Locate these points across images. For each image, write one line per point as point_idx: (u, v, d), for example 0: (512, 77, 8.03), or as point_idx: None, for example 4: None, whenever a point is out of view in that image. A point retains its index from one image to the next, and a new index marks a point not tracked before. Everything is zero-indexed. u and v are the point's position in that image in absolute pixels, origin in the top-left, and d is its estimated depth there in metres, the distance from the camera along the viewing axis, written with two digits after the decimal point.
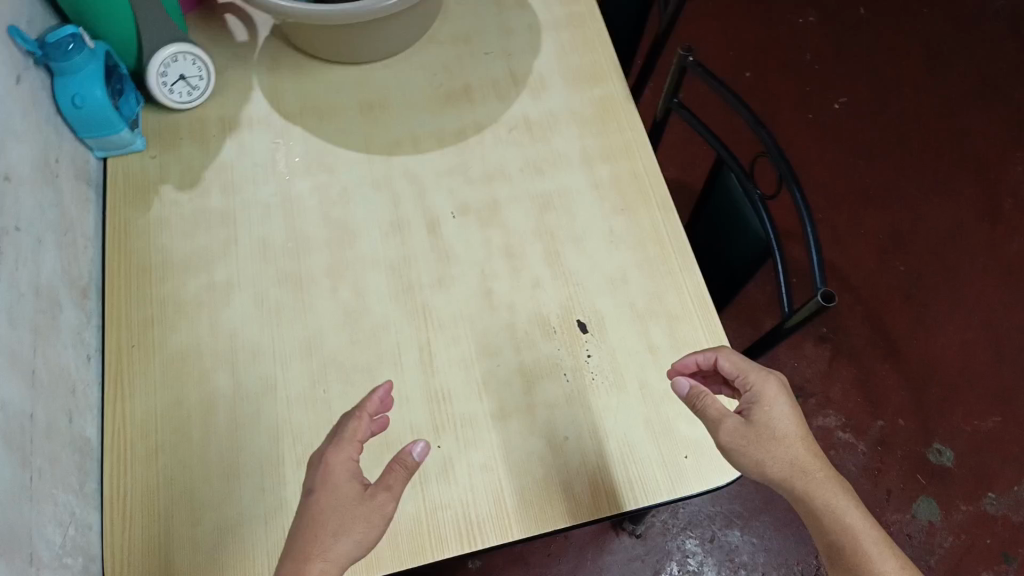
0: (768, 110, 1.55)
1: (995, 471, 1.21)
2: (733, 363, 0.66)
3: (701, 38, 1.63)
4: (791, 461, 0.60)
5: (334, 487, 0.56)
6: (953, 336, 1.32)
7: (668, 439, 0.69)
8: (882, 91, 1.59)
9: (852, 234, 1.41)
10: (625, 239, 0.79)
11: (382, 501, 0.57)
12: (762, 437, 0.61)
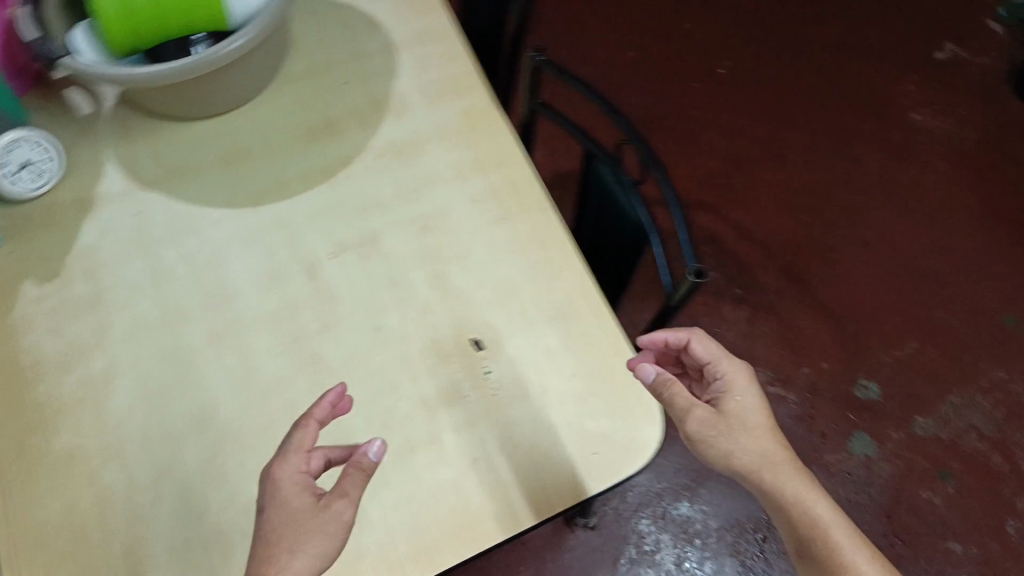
0: (653, 75, 1.53)
1: (920, 394, 1.24)
2: (703, 348, 0.72)
3: (577, 10, 1.59)
4: (761, 451, 0.67)
5: (283, 502, 0.60)
6: (863, 271, 1.34)
7: (576, 440, 0.71)
8: (761, 37, 1.58)
9: (751, 189, 1.41)
10: (508, 248, 0.79)
11: (338, 509, 0.60)
12: (733, 428, 0.68)
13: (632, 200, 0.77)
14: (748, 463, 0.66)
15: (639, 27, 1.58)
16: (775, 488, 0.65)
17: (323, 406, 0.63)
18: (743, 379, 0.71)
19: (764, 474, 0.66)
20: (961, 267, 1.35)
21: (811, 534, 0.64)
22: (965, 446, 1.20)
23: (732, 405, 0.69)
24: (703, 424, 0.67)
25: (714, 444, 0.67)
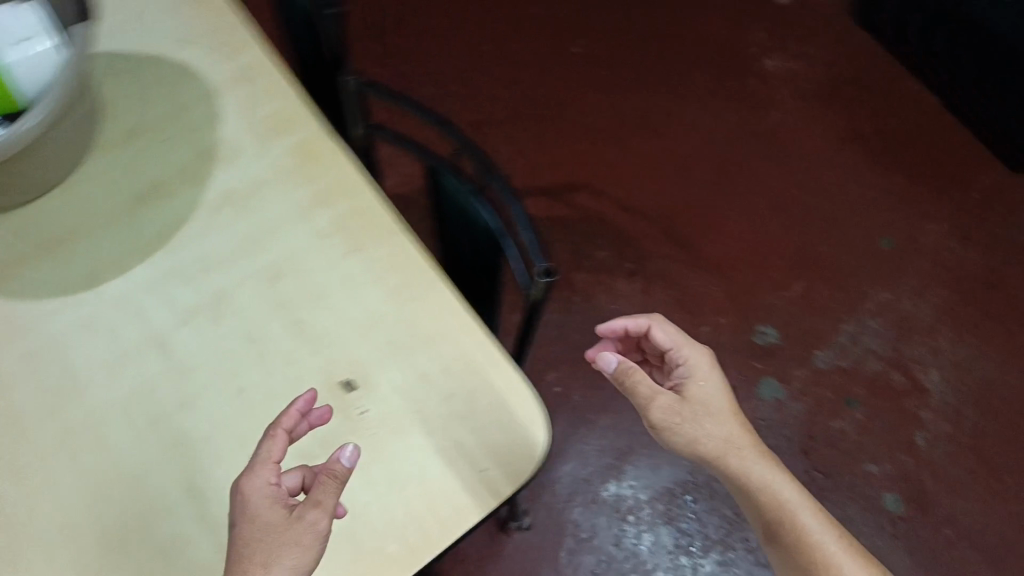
0: (510, 59, 1.49)
1: (816, 330, 1.27)
2: (664, 336, 0.78)
3: (420, 7, 1.54)
4: (723, 436, 0.75)
5: (254, 517, 0.60)
6: (744, 220, 1.35)
7: (462, 461, 0.70)
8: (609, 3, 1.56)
9: (624, 159, 1.40)
10: (364, 280, 0.77)
11: (313, 519, 0.60)
12: (694, 414, 0.76)
13: (480, 207, 0.75)
14: (710, 450, 0.74)
15: (485, 13, 1.54)
16: (738, 474, 0.74)
17: (292, 418, 0.63)
18: (702, 365, 0.78)
19: (726, 460, 0.75)
20: (834, 201, 1.37)
21: (776, 513, 0.73)
22: (865, 371, 1.24)
23: (693, 390, 0.77)
24: (665, 412, 0.75)
25: (680, 432, 0.75)
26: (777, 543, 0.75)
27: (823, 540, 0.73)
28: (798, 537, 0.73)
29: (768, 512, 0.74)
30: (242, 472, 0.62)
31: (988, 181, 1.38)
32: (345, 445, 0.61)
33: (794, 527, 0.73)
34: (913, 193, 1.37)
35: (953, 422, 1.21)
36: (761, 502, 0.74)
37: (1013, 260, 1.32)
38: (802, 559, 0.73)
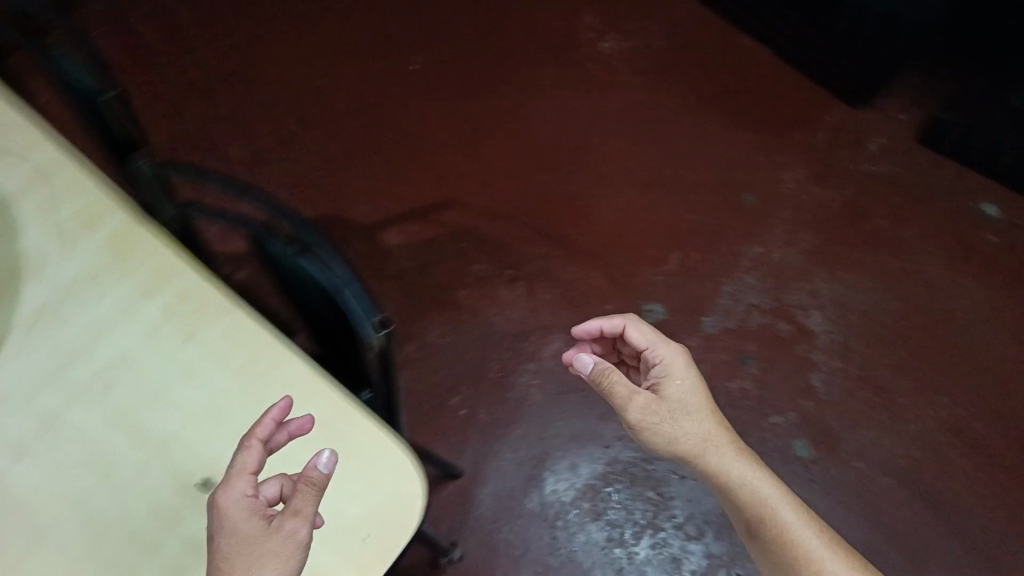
0: (349, 86, 1.45)
1: (699, 296, 1.29)
2: (639, 335, 0.81)
3: (245, 50, 1.48)
4: (701, 434, 0.75)
5: (230, 532, 0.55)
6: (611, 203, 1.36)
7: (344, 535, 0.61)
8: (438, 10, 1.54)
9: (483, 166, 1.39)
10: (205, 365, 0.66)
11: (293, 529, 0.55)
12: (671, 412, 0.77)
13: (322, 266, 0.68)
14: (687, 447, 0.75)
15: (315, 45, 1.49)
16: (720, 470, 0.74)
17: (267, 423, 0.58)
18: (680, 363, 0.79)
19: (705, 457, 0.75)
20: (693, 166, 1.38)
21: (760, 508, 0.71)
22: (752, 325, 1.26)
23: (671, 385, 0.78)
24: (643, 412, 0.77)
25: (656, 429, 0.76)
26: (760, 543, 0.71)
27: (807, 540, 0.69)
28: (784, 532, 0.70)
29: (749, 508, 0.72)
30: (219, 484, 0.57)
31: (834, 115, 1.41)
32: (324, 449, 0.56)
33: (779, 519, 0.70)
34: (767, 143, 1.39)
35: (844, 356, 1.24)
36: (745, 496, 0.72)
37: (871, 186, 1.35)
38: (788, 557, 0.69)
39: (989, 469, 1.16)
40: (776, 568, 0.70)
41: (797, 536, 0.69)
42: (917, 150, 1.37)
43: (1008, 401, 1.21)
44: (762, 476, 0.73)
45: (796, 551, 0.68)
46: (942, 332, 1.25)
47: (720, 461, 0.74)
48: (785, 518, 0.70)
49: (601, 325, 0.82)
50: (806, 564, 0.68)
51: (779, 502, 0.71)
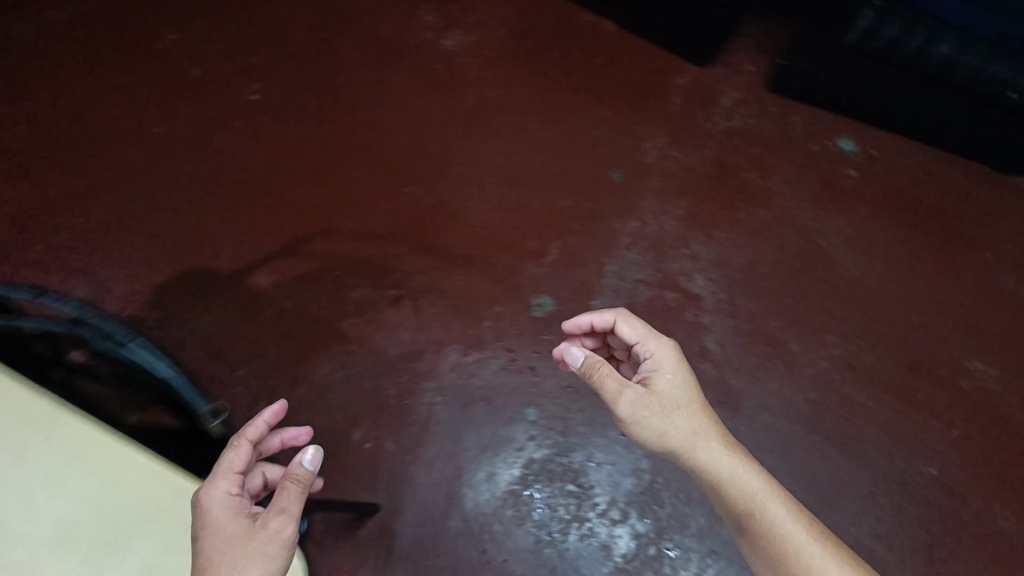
0: (194, 130, 1.38)
1: (585, 281, 1.29)
2: (631, 332, 0.93)
3: (74, 111, 1.39)
4: (688, 427, 0.87)
5: (213, 531, 0.66)
6: (483, 204, 1.34)
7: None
8: (274, 35, 1.47)
9: (348, 188, 1.34)
10: (40, 487, 0.62)
11: (282, 522, 0.71)
12: (662, 407, 0.87)
13: None
14: (680, 441, 0.86)
15: (149, 92, 1.41)
16: (709, 459, 0.85)
17: (257, 425, 0.82)
18: (670, 359, 0.91)
19: (696, 448, 0.85)
20: (557, 151, 1.37)
21: (750, 497, 0.82)
22: (641, 300, 1.27)
23: (659, 376, 0.90)
24: (634, 405, 0.88)
25: (646, 422, 0.87)
26: (744, 535, 0.82)
27: (792, 526, 0.79)
28: (773, 518, 0.80)
29: (739, 497, 0.82)
30: (205, 484, 0.71)
31: (685, 76, 1.41)
32: (309, 449, 0.75)
33: (769, 507, 0.81)
34: (625, 116, 1.38)
35: (734, 314, 1.24)
36: (736, 486, 0.83)
37: (731, 141, 1.36)
38: (774, 541, 0.79)
39: (886, 397, 1.19)
40: (764, 554, 0.80)
41: (784, 521, 0.80)
42: (770, 98, 1.39)
43: (895, 327, 1.23)
44: (748, 468, 0.84)
45: (784, 536, 0.79)
46: (821, 272, 1.27)
47: (709, 454, 0.85)
48: (770, 508, 0.81)
49: (593, 320, 0.95)
50: (792, 549, 0.78)
51: (769, 492, 0.82)
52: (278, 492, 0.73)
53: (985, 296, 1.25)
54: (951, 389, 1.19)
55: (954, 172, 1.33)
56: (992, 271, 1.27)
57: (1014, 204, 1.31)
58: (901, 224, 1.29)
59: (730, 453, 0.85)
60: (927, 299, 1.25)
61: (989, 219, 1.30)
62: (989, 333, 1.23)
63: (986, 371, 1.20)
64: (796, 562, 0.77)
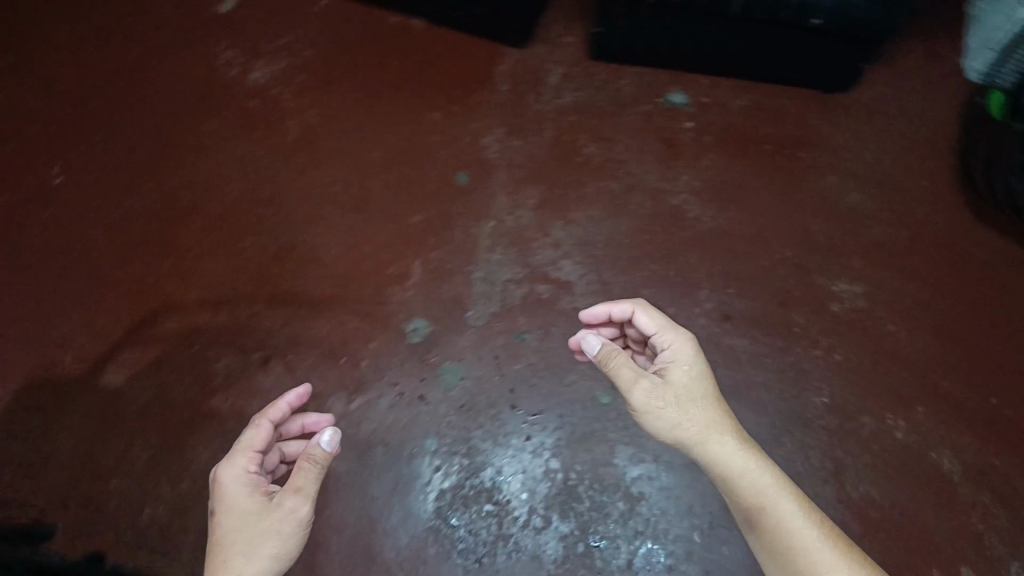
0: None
1: (456, 295, 1.24)
2: (650, 323, 0.96)
3: None
4: (699, 422, 0.91)
5: (236, 506, 0.88)
6: (335, 239, 1.26)
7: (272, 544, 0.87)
8: (59, 99, 1.31)
9: (186, 257, 1.24)
10: None
11: (293, 505, 0.88)
12: (678, 397, 0.92)
13: None
14: (693, 434, 0.91)
15: None
16: (721, 451, 0.90)
17: (278, 410, 0.94)
18: (688, 351, 0.94)
19: (710, 441, 0.91)
20: (397, 166, 1.31)
21: (762, 494, 0.88)
22: (515, 300, 1.25)
23: (675, 367, 0.93)
24: (649, 396, 0.91)
25: (659, 411, 0.91)
26: (756, 528, 0.89)
27: (800, 524, 0.87)
28: (785, 515, 0.87)
29: (751, 493, 0.89)
30: (226, 461, 0.91)
31: (506, 61, 1.36)
32: (325, 433, 0.89)
33: (783, 503, 0.87)
34: (458, 115, 1.33)
35: (607, 294, 1.25)
36: (749, 480, 0.89)
37: (566, 119, 1.33)
38: (788, 535, 0.86)
39: (766, 338, 1.20)
40: (775, 547, 0.87)
41: (796, 518, 0.87)
42: (595, 65, 1.36)
43: (761, 267, 1.24)
44: (756, 463, 0.90)
45: (796, 532, 0.86)
46: (681, 230, 1.27)
47: (719, 452, 0.91)
48: (780, 506, 0.88)
49: (612, 310, 0.98)
50: (805, 544, 0.85)
51: (780, 489, 0.88)
52: (297, 471, 0.89)
53: (845, 215, 1.25)
54: (825, 314, 1.21)
55: (787, 99, 1.32)
56: (842, 187, 1.27)
57: (856, 115, 1.31)
58: (745, 163, 1.29)
59: (742, 452, 0.91)
60: (786, 231, 1.25)
61: (830, 136, 1.30)
62: (852, 249, 1.24)
63: (855, 288, 1.22)
64: (808, 560, 0.85)
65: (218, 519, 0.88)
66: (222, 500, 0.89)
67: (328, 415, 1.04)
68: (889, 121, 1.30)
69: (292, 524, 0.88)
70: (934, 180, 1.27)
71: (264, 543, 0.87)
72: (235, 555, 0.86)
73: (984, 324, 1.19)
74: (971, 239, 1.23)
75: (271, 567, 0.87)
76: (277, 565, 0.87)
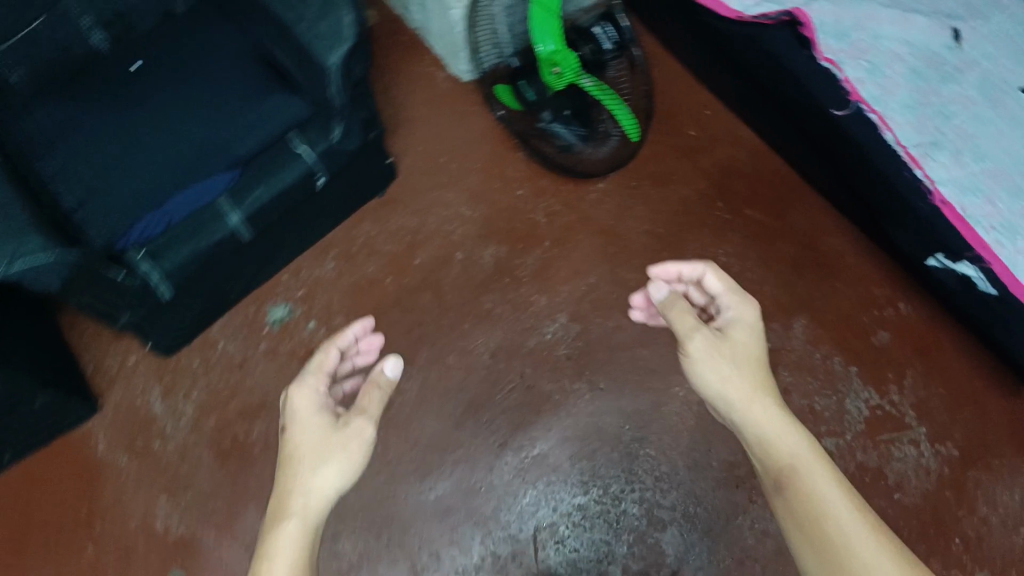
0: None
1: None
2: (716, 283, 0.91)
3: None
4: (748, 381, 0.83)
5: (299, 419, 0.86)
6: None
7: (337, 448, 0.83)
8: None
9: None
10: None
11: (358, 423, 0.85)
12: (733, 354, 0.84)
13: None
14: (738, 389, 0.82)
15: None
16: (764, 414, 0.81)
17: (344, 339, 0.92)
18: (751, 315, 0.88)
19: (750, 403, 0.81)
20: None
21: (798, 459, 0.77)
22: None
23: (739, 328, 0.87)
24: (702, 345, 0.84)
25: (704, 360, 0.84)
26: (784, 498, 0.75)
27: (835, 499, 0.73)
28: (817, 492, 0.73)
29: (780, 453, 0.77)
30: (292, 385, 0.90)
31: (104, 435, 1.12)
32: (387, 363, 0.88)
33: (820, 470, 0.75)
34: (105, 536, 1.09)
35: (401, 531, 1.09)
36: (788, 443, 0.78)
37: (206, 428, 1.12)
38: (810, 504, 0.73)
39: (546, 424, 1.13)
40: (796, 512, 0.74)
41: (822, 494, 0.73)
42: (182, 355, 1.15)
43: (484, 374, 1.15)
44: (801, 435, 0.79)
45: (825, 506, 0.73)
46: (396, 413, 1.13)
47: (750, 417, 0.81)
48: (815, 480, 0.75)
49: (680, 270, 0.93)
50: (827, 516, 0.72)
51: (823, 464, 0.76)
52: (363, 395, 0.88)
53: (497, 271, 1.20)
54: (563, 362, 1.16)
55: (363, 222, 1.21)
56: (474, 250, 1.20)
57: (425, 183, 1.23)
58: (385, 308, 1.18)
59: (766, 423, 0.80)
60: (471, 327, 1.17)
61: (423, 219, 1.21)
62: (528, 292, 1.19)
63: (560, 318, 1.17)
64: (839, 526, 0.71)
65: (286, 436, 0.85)
66: (291, 417, 0.86)
67: (379, 336, 1.00)
68: (454, 162, 1.24)
69: (360, 444, 0.84)
70: (526, 177, 1.23)
71: (333, 455, 0.82)
72: (305, 465, 0.81)
73: (663, 251, 1.20)
74: (595, 201, 1.22)
75: (343, 474, 0.81)
76: (348, 473, 0.82)
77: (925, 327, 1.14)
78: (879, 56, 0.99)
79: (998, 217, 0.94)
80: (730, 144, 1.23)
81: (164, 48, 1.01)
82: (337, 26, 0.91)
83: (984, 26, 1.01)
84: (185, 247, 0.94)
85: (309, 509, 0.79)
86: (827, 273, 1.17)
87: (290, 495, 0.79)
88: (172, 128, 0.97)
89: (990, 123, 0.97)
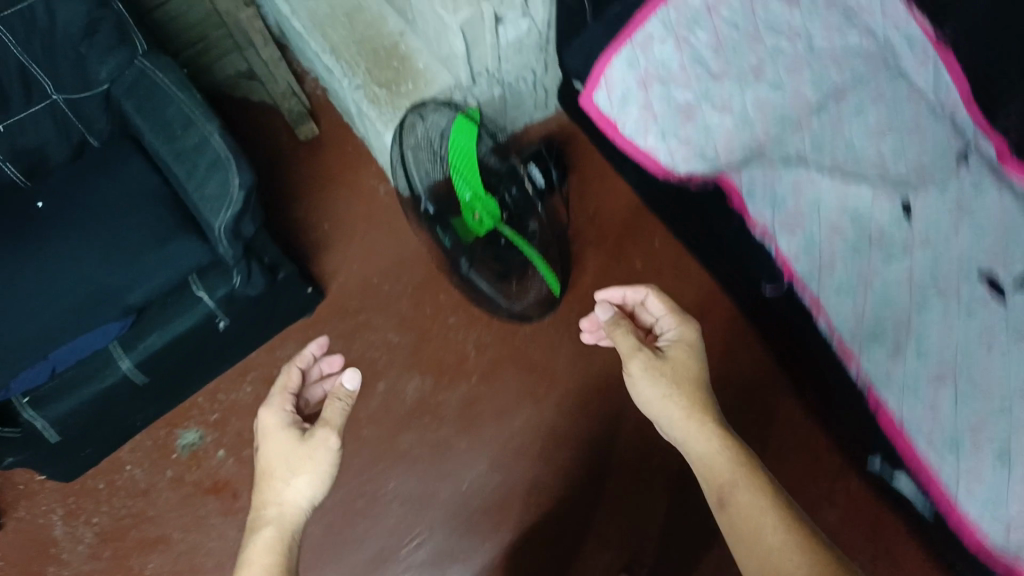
0: None
1: None
2: (656, 303, 0.85)
3: None
4: (688, 402, 0.76)
5: (272, 434, 0.80)
6: None
7: (305, 460, 0.77)
8: None
9: None
10: None
11: (324, 434, 0.78)
12: (673, 374, 0.78)
13: None
14: (677, 410, 0.76)
15: None
16: (700, 432, 0.74)
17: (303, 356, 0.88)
18: (692, 333, 0.81)
19: (688, 424, 0.75)
20: None
21: (732, 474, 0.70)
22: None
23: (678, 349, 0.80)
24: (647, 364, 0.79)
25: (647, 379, 0.78)
26: (727, 512, 0.69)
27: (769, 514, 0.66)
28: (750, 508, 0.67)
29: (716, 472, 0.71)
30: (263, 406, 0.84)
31: (4, 557, 1.08)
32: (349, 375, 0.81)
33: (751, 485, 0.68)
34: None
35: None
36: (723, 460, 0.72)
37: (103, 559, 1.08)
38: (745, 522, 0.67)
39: None
40: (736, 530, 0.67)
41: (758, 510, 0.67)
42: (88, 477, 1.12)
43: (393, 522, 1.08)
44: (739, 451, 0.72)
45: (762, 524, 0.66)
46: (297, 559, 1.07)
47: (688, 442, 0.75)
48: (748, 492, 0.68)
49: (621, 293, 0.87)
50: (762, 532, 0.66)
51: (754, 480, 0.69)
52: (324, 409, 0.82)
53: (418, 407, 1.13)
54: (479, 516, 1.08)
55: (285, 344, 1.16)
56: (397, 383, 1.14)
57: (353, 304, 1.17)
58: None
59: (708, 441, 0.74)
60: (386, 467, 1.11)
61: (348, 343, 1.15)
62: (449, 433, 1.12)
63: (480, 465, 1.10)
64: (773, 538, 0.65)
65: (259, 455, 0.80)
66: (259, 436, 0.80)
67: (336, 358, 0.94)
68: (386, 284, 1.18)
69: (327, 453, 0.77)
70: (460, 306, 1.17)
71: (298, 468, 0.76)
72: (277, 481, 0.76)
73: (597, 396, 1.13)
74: (532, 336, 1.16)
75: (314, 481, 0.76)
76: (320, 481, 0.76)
77: (877, 510, 1.03)
78: (817, 229, 0.92)
79: (941, 426, 0.82)
80: (678, 280, 1.17)
81: (65, 188, 0.98)
82: (224, 187, 0.86)
83: (941, 196, 0.90)
84: (76, 397, 0.93)
85: (283, 518, 0.74)
86: (772, 435, 1.08)
87: (263, 513, 0.75)
88: (56, 280, 0.92)
89: (937, 315, 0.85)
